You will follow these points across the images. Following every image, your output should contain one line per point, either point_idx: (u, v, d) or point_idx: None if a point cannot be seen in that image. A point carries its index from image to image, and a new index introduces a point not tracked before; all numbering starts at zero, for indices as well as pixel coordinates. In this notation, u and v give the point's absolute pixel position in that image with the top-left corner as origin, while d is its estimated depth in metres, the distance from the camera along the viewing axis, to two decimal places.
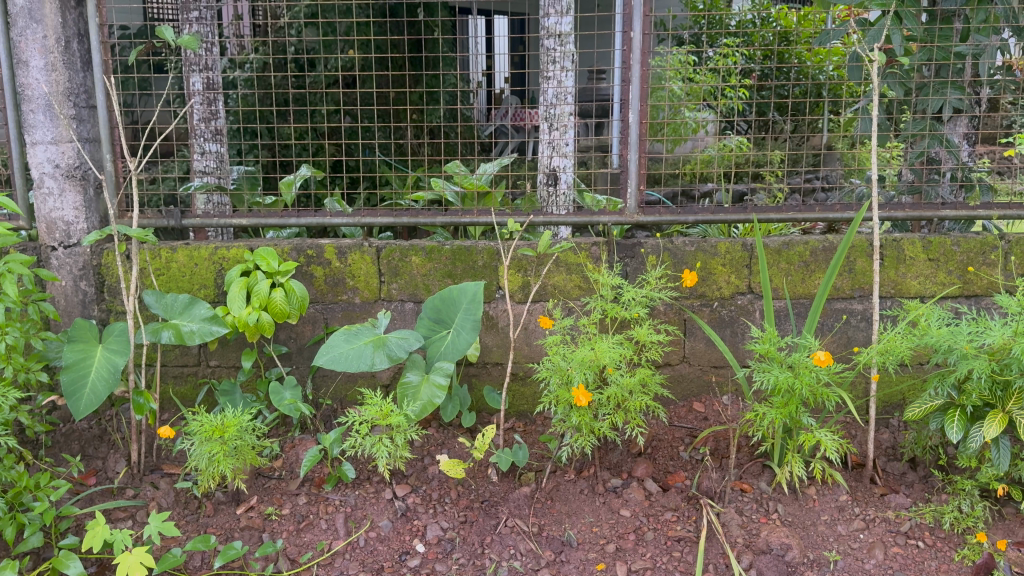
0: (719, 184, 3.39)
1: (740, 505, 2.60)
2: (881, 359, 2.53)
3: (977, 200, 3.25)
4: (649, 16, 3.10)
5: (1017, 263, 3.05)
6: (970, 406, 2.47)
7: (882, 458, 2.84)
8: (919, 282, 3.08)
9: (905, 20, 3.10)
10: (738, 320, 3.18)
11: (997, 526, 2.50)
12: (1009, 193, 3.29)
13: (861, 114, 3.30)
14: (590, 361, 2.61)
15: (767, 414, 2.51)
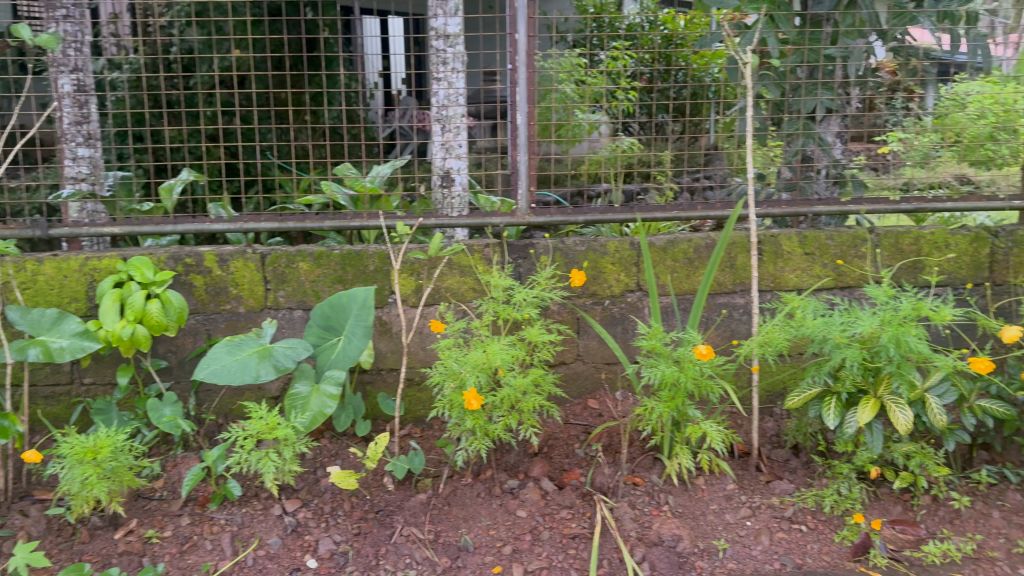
0: (613, 185, 3.40)
1: (633, 499, 2.63)
2: (760, 351, 2.64)
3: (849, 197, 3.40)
4: (533, 19, 3.16)
5: (884, 255, 3.20)
6: (845, 394, 2.58)
7: (767, 446, 2.93)
8: (796, 275, 3.21)
9: (779, 24, 3.25)
10: (628, 317, 3.23)
11: (873, 506, 2.61)
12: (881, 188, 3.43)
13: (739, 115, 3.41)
14: (482, 364, 2.58)
15: (655, 409, 2.58)
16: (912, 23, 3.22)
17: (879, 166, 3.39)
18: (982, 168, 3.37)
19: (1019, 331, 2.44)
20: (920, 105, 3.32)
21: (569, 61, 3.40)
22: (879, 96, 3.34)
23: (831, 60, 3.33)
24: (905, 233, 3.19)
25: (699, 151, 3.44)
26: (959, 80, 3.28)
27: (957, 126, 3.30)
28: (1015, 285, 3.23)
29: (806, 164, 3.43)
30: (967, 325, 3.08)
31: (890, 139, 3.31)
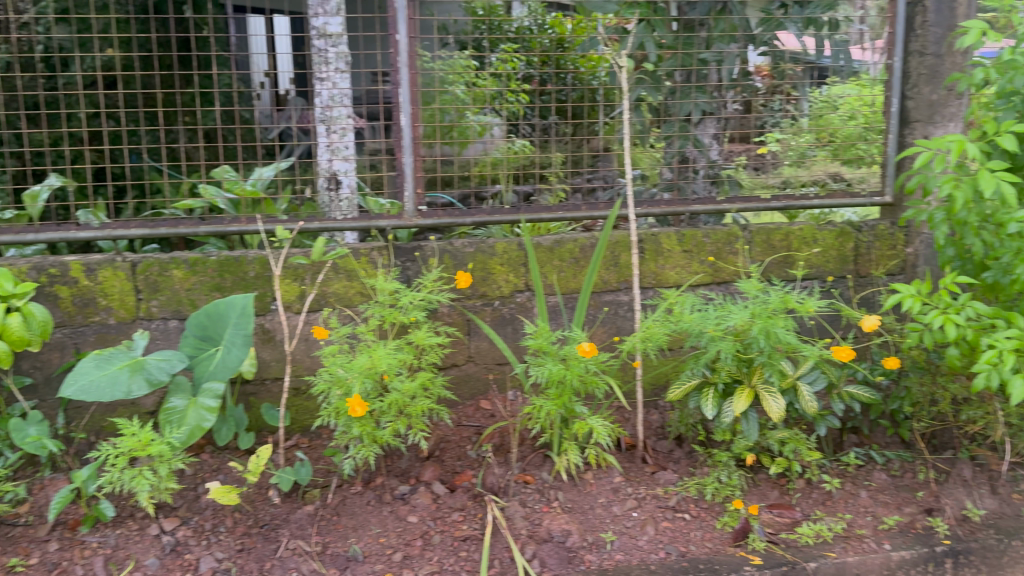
0: (507, 186, 3.39)
1: (523, 497, 2.65)
2: (642, 346, 2.71)
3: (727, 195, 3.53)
4: (413, 19, 3.13)
5: (758, 250, 3.34)
6: (722, 383, 2.72)
7: (652, 438, 3.00)
8: (676, 272, 3.31)
9: (656, 29, 3.36)
10: (517, 317, 3.25)
11: (752, 492, 2.70)
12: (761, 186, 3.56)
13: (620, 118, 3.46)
14: (368, 369, 2.54)
15: (544, 407, 2.60)
16: (779, 29, 3.43)
17: (759, 165, 3.48)
18: (855, 166, 3.51)
19: (877, 321, 2.57)
20: (795, 107, 3.46)
21: (460, 63, 3.30)
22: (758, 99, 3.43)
23: (706, 64, 3.44)
24: (776, 229, 3.34)
25: (585, 154, 3.43)
26: (830, 84, 3.43)
27: (829, 126, 3.47)
28: (877, 277, 3.43)
29: (685, 165, 3.51)
30: (833, 316, 3.25)
31: (768, 140, 3.42)
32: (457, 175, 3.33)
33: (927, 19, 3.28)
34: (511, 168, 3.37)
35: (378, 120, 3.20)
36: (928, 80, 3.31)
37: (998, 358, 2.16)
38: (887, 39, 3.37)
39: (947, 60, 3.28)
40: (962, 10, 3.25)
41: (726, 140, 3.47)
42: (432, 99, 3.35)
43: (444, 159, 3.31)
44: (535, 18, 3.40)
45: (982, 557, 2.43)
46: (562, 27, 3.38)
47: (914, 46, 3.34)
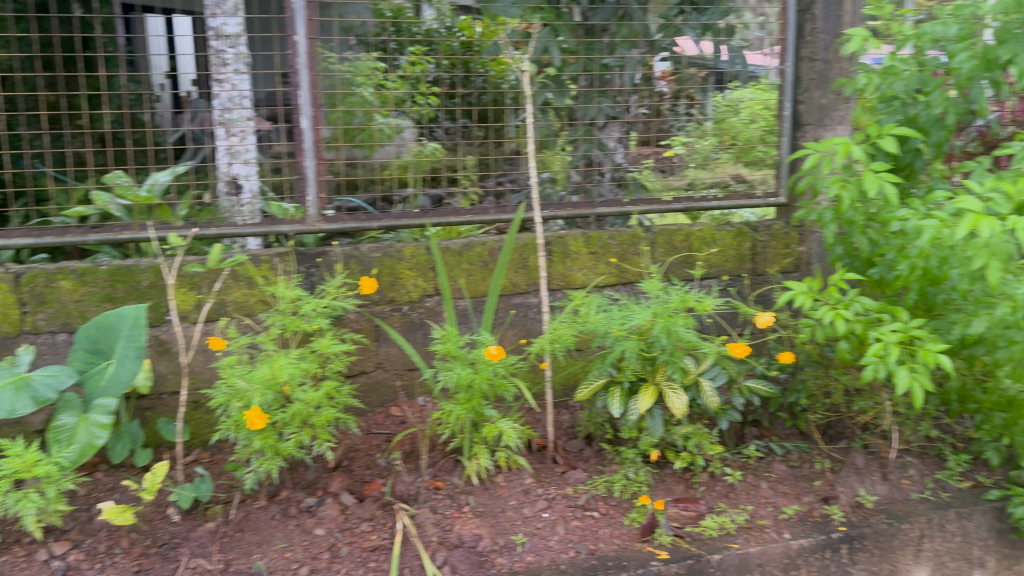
0: (417, 190, 3.36)
1: (434, 503, 2.61)
2: (550, 348, 2.74)
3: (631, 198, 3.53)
4: (312, 21, 3.07)
5: (661, 251, 3.41)
6: (627, 382, 2.76)
7: (562, 438, 3.02)
8: (583, 273, 3.35)
9: (559, 33, 3.41)
10: (427, 322, 3.23)
11: (659, 488, 2.75)
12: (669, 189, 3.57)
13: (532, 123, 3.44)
14: (268, 380, 2.47)
15: (453, 411, 2.58)
16: (678, 35, 3.50)
17: (666, 168, 3.52)
18: (754, 168, 3.61)
19: (771, 317, 2.66)
20: (700, 111, 3.53)
21: (367, 64, 3.18)
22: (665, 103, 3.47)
23: (610, 69, 3.43)
24: (678, 230, 3.42)
25: (493, 157, 3.42)
26: (733, 88, 3.53)
27: (731, 130, 3.56)
28: (772, 275, 3.56)
29: (592, 169, 3.48)
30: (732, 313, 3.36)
31: (674, 143, 3.53)
32: (363, 178, 3.26)
33: (816, 26, 3.43)
34: (421, 170, 3.34)
35: (279, 123, 3.12)
36: (818, 85, 3.46)
37: (884, 350, 2.25)
38: (779, 47, 3.49)
39: (834, 67, 3.43)
40: (848, 18, 3.39)
41: (632, 143, 3.48)
42: (337, 101, 3.18)
43: (351, 160, 3.23)
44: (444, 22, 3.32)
45: (874, 542, 2.51)
46: (471, 30, 3.39)
47: (805, 52, 3.49)
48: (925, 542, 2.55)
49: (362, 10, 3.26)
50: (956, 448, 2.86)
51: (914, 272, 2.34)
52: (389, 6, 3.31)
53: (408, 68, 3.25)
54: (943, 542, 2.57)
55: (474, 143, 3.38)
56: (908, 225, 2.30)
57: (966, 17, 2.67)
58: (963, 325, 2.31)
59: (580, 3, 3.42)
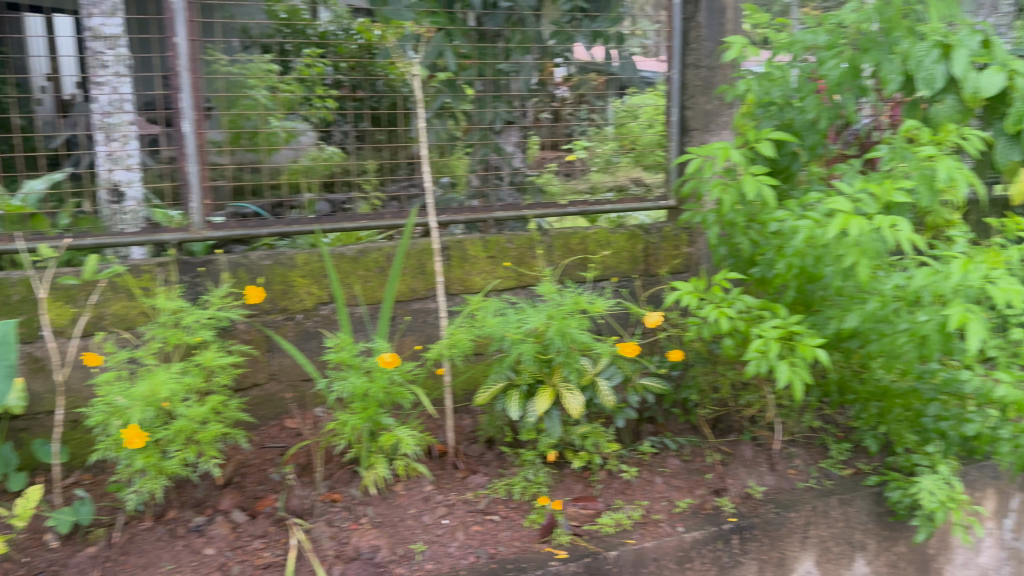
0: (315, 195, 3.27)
1: (330, 516, 2.56)
2: (448, 353, 2.73)
3: (531, 201, 3.50)
4: (192, 22, 2.94)
5: (558, 254, 3.45)
6: (525, 385, 2.78)
7: (463, 443, 3.02)
8: (482, 277, 3.35)
9: (455, 38, 3.39)
10: (322, 331, 3.16)
11: (559, 488, 2.77)
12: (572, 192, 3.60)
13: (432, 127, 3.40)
14: (149, 396, 2.37)
15: (348, 421, 2.53)
16: (570, 42, 3.49)
17: (570, 172, 3.55)
18: (655, 171, 3.68)
19: (660, 316, 2.74)
20: (601, 116, 3.58)
21: (260, 66, 3.11)
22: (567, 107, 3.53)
23: (506, 74, 3.44)
24: (573, 233, 3.47)
25: (402, 161, 3.37)
26: (631, 93, 3.60)
27: (631, 135, 3.62)
28: (663, 276, 3.65)
29: (490, 173, 3.47)
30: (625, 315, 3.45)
31: (576, 147, 3.56)
32: (252, 184, 3.18)
33: (700, 33, 3.53)
34: (326, 173, 3.25)
35: (159, 126, 3.01)
36: (703, 91, 3.58)
37: (765, 346, 2.34)
38: (666, 54, 3.58)
39: (719, 72, 3.56)
40: (729, 27, 3.55)
41: (533, 147, 3.49)
42: (228, 105, 3.08)
43: (242, 164, 3.13)
44: (341, 24, 3.25)
45: (763, 531, 2.58)
46: (369, 34, 3.27)
47: (690, 59, 3.58)
48: (811, 529, 2.64)
49: (255, 11, 3.14)
50: (838, 438, 3.00)
51: (791, 270, 2.46)
52: (284, 7, 3.21)
53: (303, 70, 3.15)
54: (827, 528, 2.67)
55: (379, 147, 3.32)
56: (784, 225, 2.40)
57: (834, 27, 2.83)
58: (837, 320, 2.43)
59: (474, 7, 3.43)
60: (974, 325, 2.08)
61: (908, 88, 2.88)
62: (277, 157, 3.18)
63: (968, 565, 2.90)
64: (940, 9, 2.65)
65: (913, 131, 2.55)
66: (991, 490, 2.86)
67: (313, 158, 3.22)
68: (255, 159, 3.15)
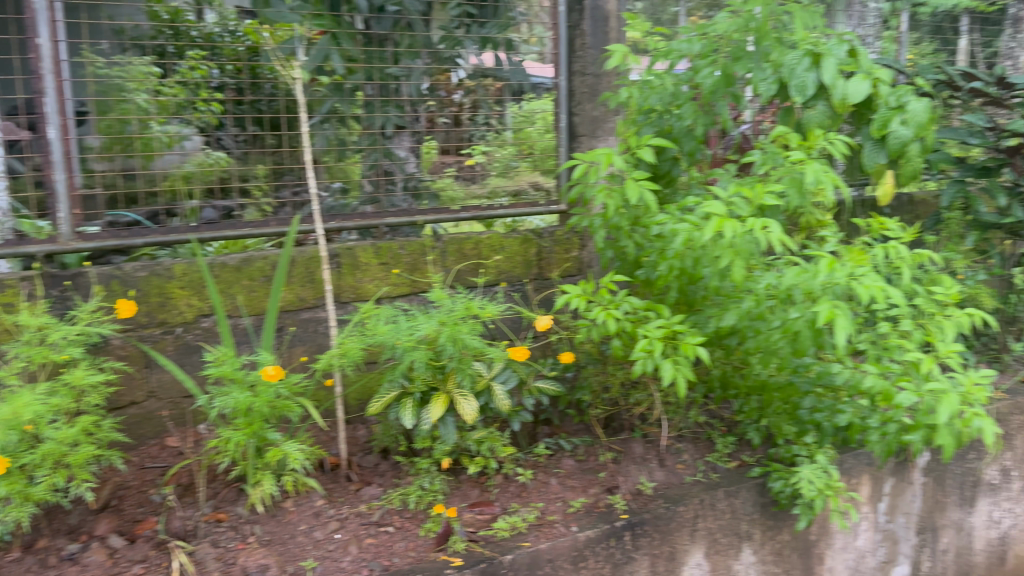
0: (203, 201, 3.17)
1: (215, 537, 2.47)
2: (338, 363, 2.68)
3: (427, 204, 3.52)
4: (56, 21, 2.76)
5: (451, 259, 3.44)
6: (418, 392, 2.76)
7: (357, 454, 2.97)
8: (375, 285, 3.31)
9: (341, 41, 3.26)
10: (204, 345, 3.05)
11: (454, 494, 2.76)
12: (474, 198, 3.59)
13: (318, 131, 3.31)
14: (12, 420, 2.23)
15: (231, 438, 2.45)
16: (458, 47, 3.49)
17: (469, 177, 3.55)
18: (548, 176, 3.71)
19: (550, 319, 2.76)
20: (499, 121, 3.58)
21: (139, 70, 3.00)
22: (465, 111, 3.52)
23: (394, 78, 3.38)
24: (467, 238, 3.47)
25: (288, 166, 3.25)
26: (528, 99, 3.63)
27: (529, 139, 3.63)
28: (555, 279, 3.69)
29: (382, 178, 3.41)
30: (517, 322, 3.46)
31: (474, 151, 3.55)
32: (124, 186, 2.98)
33: (586, 41, 3.59)
34: (205, 181, 3.13)
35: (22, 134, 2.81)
36: (589, 98, 3.65)
37: (650, 346, 2.40)
38: (553, 61, 3.61)
39: (603, 80, 3.67)
40: (613, 35, 3.63)
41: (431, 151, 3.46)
42: (107, 109, 2.94)
43: (117, 171, 2.97)
44: (225, 26, 3.24)
45: (654, 526, 2.63)
46: (258, 36, 3.12)
47: (576, 66, 3.64)
48: (699, 522, 2.72)
49: (136, 11, 3.03)
50: (723, 431, 3.10)
51: (672, 272, 2.54)
52: (166, 10, 3.14)
53: (185, 71, 3.02)
54: (715, 520, 2.75)
55: (270, 151, 3.21)
56: (665, 229, 2.47)
57: (709, 36, 2.93)
58: (716, 318, 2.52)
59: (360, 11, 3.30)
60: (840, 321, 2.19)
61: (782, 95, 3.03)
62: (158, 163, 3.07)
63: (847, 549, 3.04)
64: (804, 18, 2.84)
65: (784, 136, 2.67)
66: (865, 475, 3.02)
67: (197, 164, 3.12)
68: (135, 167, 3.01)
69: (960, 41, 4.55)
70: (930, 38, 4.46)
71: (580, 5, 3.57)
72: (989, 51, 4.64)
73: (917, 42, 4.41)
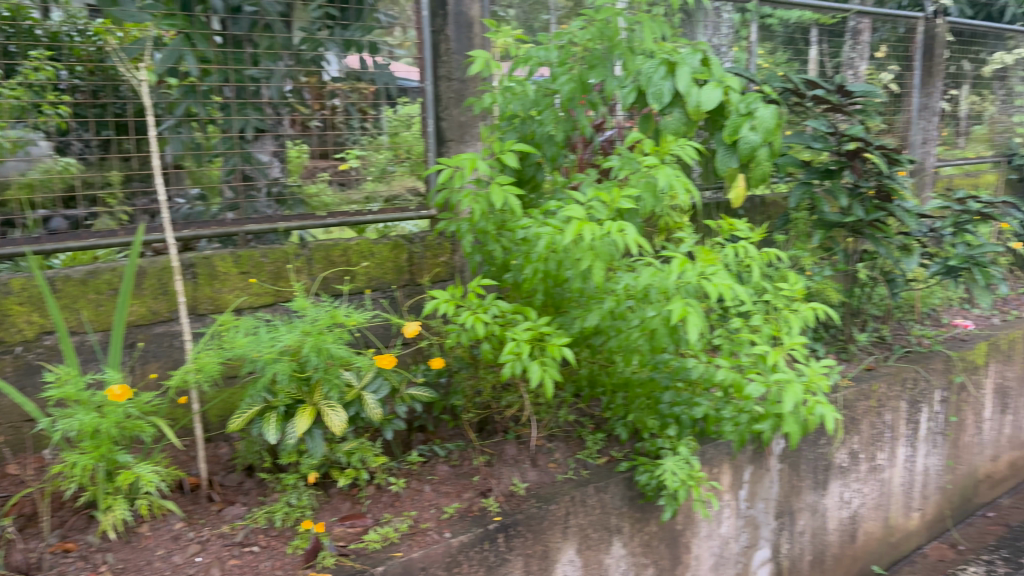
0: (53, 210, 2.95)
1: (62, 568, 2.32)
2: (194, 378, 2.58)
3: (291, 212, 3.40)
4: None
5: (318, 267, 3.37)
6: (282, 406, 2.68)
7: (219, 473, 2.86)
8: (235, 295, 3.20)
9: (197, 42, 3.13)
10: (47, 364, 2.86)
11: (324, 509, 2.69)
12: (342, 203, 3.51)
13: (171, 134, 3.14)
14: None
15: (78, 462, 2.31)
16: (321, 49, 3.39)
17: (344, 181, 3.48)
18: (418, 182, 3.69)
19: (418, 325, 2.75)
20: (374, 125, 3.53)
21: None
22: (338, 116, 3.44)
23: (254, 81, 3.26)
24: (334, 245, 3.40)
25: (137, 171, 3.06)
26: (404, 103, 3.58)
27: (405, 144, 3.60)
28: (425, 284, 3.67)
29: (246, 184, 3.29)
30: (382, 331, 3.39)
31: (348, 156, 3.49)
32: None
33: (450, 46, 3.62)
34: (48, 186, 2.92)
35: None
36: (456, 103, 3.68)
37: (518, 348, 2.42)
38: (418, 65, 3.57)
39: (470, 84, 3.70)
40: (477, 41, 3.69)
41: (304, 157, 3.37)
42: None
43: None
44: (74, 24, 3.04)
45: (526, 527, 2.66)
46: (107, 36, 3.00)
47: (443, 71, 3.65)
48: (571, 519, 2.76)
49: None
50: (592, 429, 3.17)
51: (537, 275, 2.57)
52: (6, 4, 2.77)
53: (30, 73, 2.83)
54: (586, 516, 2.81)
55: (124, 157, 3.04)
56: (529, 233, 2.50)
57: (564, 42, 3.01)
58: (581, 319, 2.58)
59: (217, 11, 3.15)
60: (693, 319, 2.29)
61: (641, 102, 3.18)
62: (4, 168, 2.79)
63: (711, 536, 3.18)
64: (652, 28, 2.96)
65: (638, 141, 2.77)
66: (726, 465, 3.15)
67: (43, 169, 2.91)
68: None
69: (811, 52, 4.84)
70: (783, 48, 4.71)
71: (444, 10, 3.59)
72: (834, 62, 4.98)
73: (772, 52, 4.67)
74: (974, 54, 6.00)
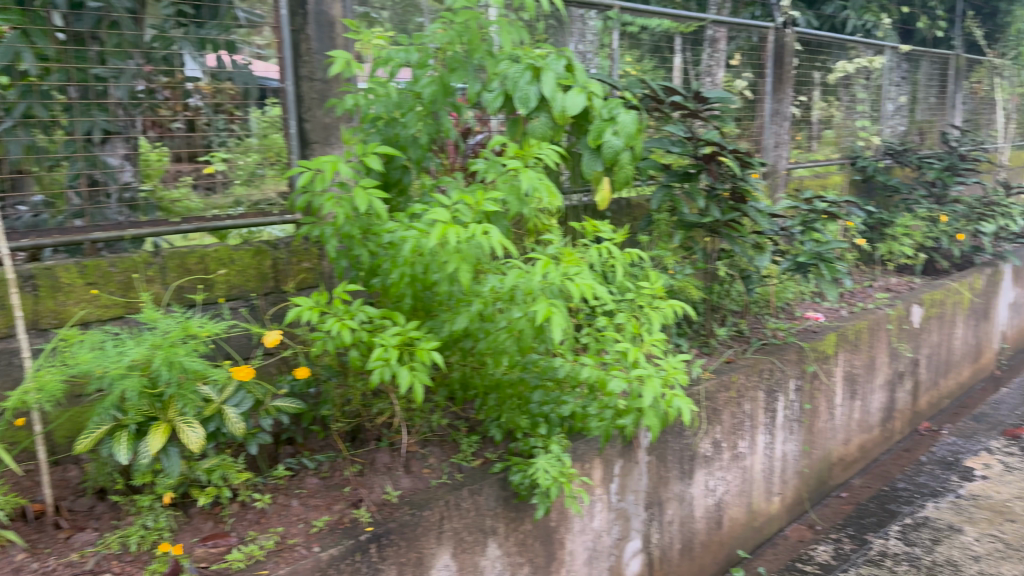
0: None
1: None
2: (32, 399, 2.41)
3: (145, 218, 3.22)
4: None
5: (173, 275, 3.22)
6: (133, 424, 2.55)
7: (67, 498, 2.68)
8: (81, 308, 3.01)
9: (35, 38, 2.96)
10: None
11: (184, 530, 2.57)
12: (200, 209, 3.35)
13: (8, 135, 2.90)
14: None
15: None
16: (173, 47, 3.23)
17: (208, 185, 3.35)
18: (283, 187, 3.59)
19: (279, 334, 2.67)
20: (241, 126, 3.42)
21: None
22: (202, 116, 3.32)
23: (100, 80, 3.08)
24: (190, 252, 3.25)
25: None
26: (272, 104, 3.47)
27: (275, 146, 3.49)
28: (291, 291, 3.55)
29: (96, 190, 3.10)
30: (244, 342, 3.26)
31: (213, 159, 3.37)
32: None
33: (311, 46, 3.52)
34: None
35: None
36: (319, 104, 3.57)
37: (386, 354, 2.39)
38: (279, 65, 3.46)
39: (333, 85, 3.60)
40: (340, 41, 3.60)
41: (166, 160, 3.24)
42: None
43: None
44: None
45: (400, 534, 2.62)
46: None
47: (304, 71, 3.54)
48: (445, 523, 2.74)
49: None
50: (466, 432, 3.18)
51: (403, 279, 2.55)
52: None
53: None
54: (460, 520, 2.80)
55: None
56: (394, 237, 2.49)
57: (425, 45, 3.00)
58: (449, 322, 2.58)
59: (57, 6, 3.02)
60: (557, 318, 2.34)
61: (509, 107, 3.24)
62: None
63: (583, 531, 3.24)
64: (511, 32, 2.99)
65: (501, 144, 2.80)
66: (596, 460, 3.22)
67: None
68: None
69: (675, 60, 5.03)
70: (649, 56, 4.90)
71: (303, 9, 3.49)
72: (696, 70, 5.19)
73: (639, 59, 4.82)
74: (820, 62, 6.40)
